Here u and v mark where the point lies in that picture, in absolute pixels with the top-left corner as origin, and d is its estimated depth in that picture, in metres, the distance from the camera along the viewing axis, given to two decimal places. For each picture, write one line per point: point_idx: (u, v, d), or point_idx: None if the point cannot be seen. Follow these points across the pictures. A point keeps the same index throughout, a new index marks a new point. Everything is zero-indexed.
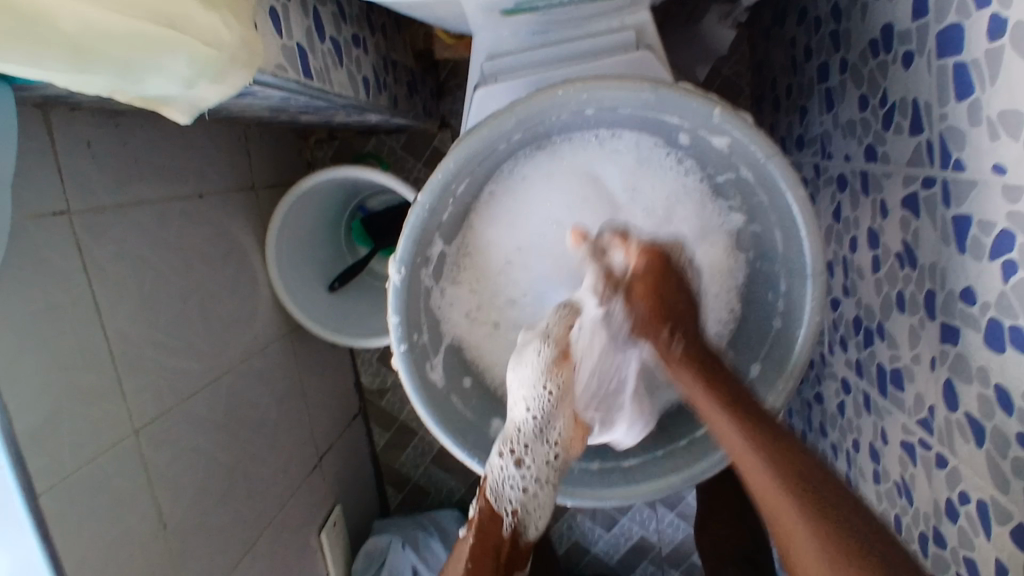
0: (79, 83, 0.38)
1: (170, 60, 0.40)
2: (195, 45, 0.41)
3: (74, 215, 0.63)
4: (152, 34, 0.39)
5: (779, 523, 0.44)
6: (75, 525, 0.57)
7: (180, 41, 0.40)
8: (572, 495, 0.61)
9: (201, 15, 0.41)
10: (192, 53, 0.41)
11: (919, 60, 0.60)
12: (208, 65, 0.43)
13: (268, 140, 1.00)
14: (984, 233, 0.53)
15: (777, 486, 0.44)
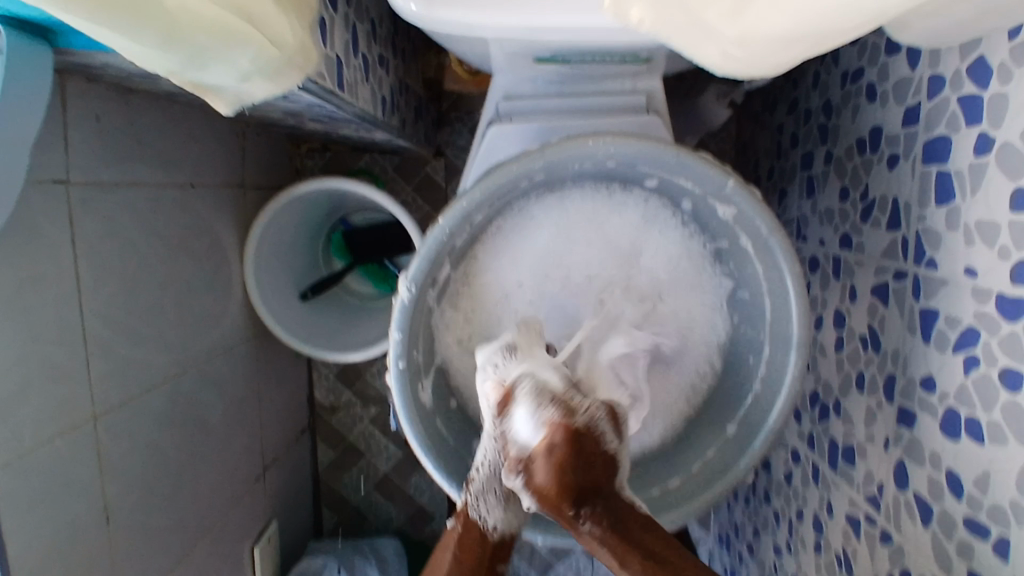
0: (145, 53, 0.39)
1: (238, 52, 0.41)
2: (265, 44, 0.42)
3: (73, 186, 0.62)
4: (233, 26, 0.40)
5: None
6: (21, 505, 0.55)
7: (254, 37, 0.41)
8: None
9: (277, 17, 0.43)
10: (259, 51, 0.42)
11: (904, 164, 0.66)
12: (269, 61, 0.43)
13: (263, 141, 0.99)
14: (950, 328, 0.59)
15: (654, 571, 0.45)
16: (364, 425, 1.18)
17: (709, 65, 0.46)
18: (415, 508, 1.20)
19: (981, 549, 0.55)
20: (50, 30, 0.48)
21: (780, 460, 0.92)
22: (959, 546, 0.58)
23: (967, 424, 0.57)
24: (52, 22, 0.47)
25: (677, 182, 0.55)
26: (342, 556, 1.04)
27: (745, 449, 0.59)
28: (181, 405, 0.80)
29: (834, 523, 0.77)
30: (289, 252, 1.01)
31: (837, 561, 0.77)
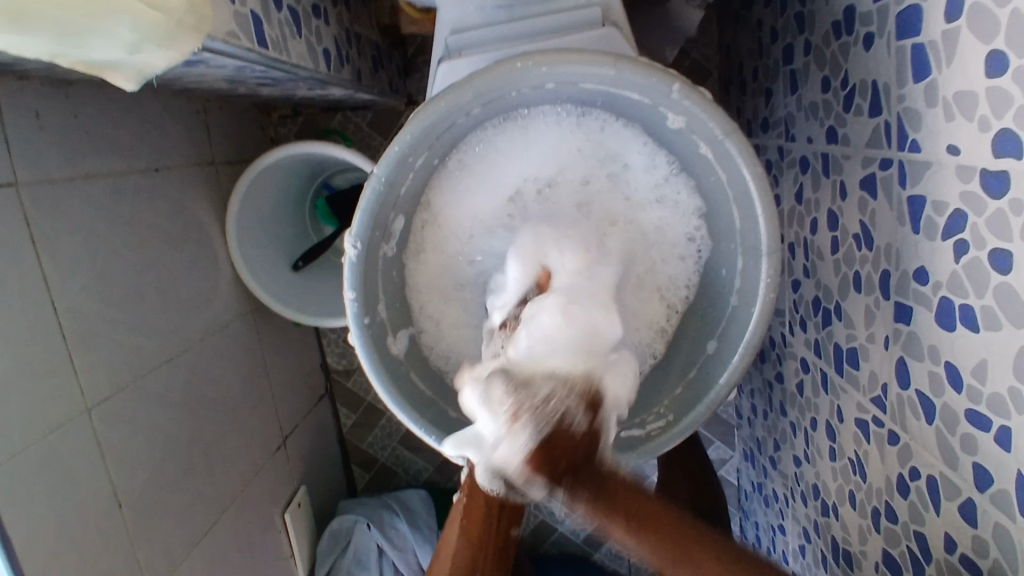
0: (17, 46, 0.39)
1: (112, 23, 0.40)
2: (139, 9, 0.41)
3: (24, 187, 0.61)
4: None
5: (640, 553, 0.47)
6: (22, 496, 0.57)
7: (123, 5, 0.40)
8: None
9: None
10: (137, 18, 0.41)
11: (879, 43, 0.61)
12: (152, 27, 0.42)
13: (229, 114, 0.97)
14: (938, 214, 0.55)
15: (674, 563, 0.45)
16: None
17: None
18: (441, 458, 1.22)
19: (984, 441, 0.52)
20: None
21: (791, 370, 0.90)
22: (963, 441, 0.55)
23: (961, 313, 0.53)
24: None
25: (623, 95, 0.53)
26: (370, 511, 1.06)
27: (725, 366, 0.58)
28: (183, 391, 0.81)
29: (845, 429, 0.75)
30: (273, 224, 1.00)
31: (852, 467, 0.75)
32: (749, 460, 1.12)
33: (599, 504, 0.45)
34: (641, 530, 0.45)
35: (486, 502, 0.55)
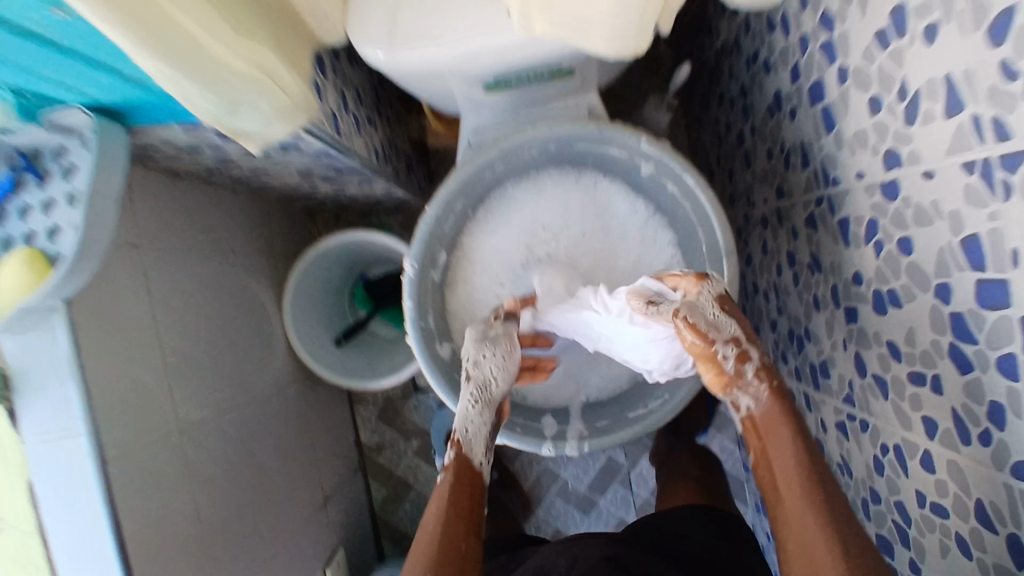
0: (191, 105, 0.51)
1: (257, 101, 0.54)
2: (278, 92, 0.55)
3: (147, 250, 0.78)
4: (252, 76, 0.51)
5: (786, 516, 0.55)
6: (126, 492, 0.68)
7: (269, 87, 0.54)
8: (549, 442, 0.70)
9: (282, 70, 0.55)
10: (274, 99, 0.55)
11: (799, 112, 0.79)
12: (283, 104, 0.56)
13: (286, 215, 1.16)
14: (859, 225, 0.70)
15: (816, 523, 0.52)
16: (410, 458, 1.29)
17: (600, 52, 0.59)
18: None
19: (926, 396, 0.64)
20: (129, 115, 0.62)
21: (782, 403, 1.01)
22: (911, 403, 0.67)
23: (889, 298, 0.67)
24: (129, 110, 0.60)
25: (607, 151, 0.71)
26: None
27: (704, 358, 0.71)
28: (247, 439, 0.93)
29: (830, 436, 0.86)
30: (321, 306, 1.15)
31: (841, 469, 0.85)
32: (759, 508, 1.19)
33: (794, 455, 0.56)
34: (795, 487, 0.55)
35: (468, 480, 0.60)
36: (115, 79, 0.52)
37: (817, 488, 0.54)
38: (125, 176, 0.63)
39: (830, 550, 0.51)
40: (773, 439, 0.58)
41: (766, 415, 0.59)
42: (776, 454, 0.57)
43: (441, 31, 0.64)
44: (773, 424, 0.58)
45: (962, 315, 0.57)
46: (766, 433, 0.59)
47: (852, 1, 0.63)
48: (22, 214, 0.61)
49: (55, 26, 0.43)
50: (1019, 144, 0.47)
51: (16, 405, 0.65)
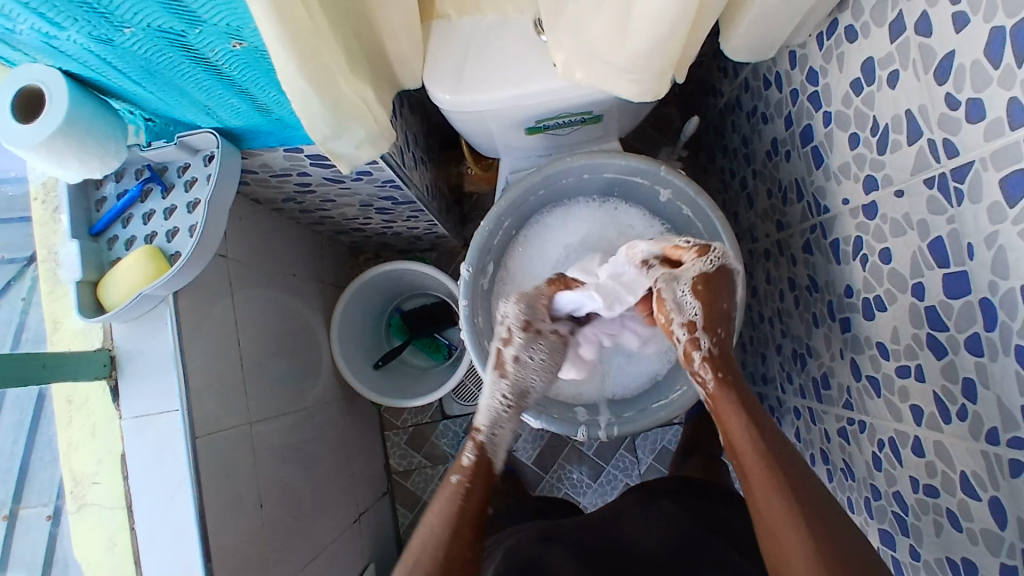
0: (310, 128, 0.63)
1: (357, 127, 0.67)
2: (370, 121, 0.69)
3: (231, 262, 0.90)
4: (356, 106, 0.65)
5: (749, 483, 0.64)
6: (208, 466, 0.77)
7: (366, 116, 0.67)
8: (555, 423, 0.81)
9: (373, 103, 0.69)
10: (367, 127, 0.69)
11: (793, 154, 0.93)
12: (373, 131, 0.69)
13: (334, 250, 1.28)
14: (847, 244, 0.82)
15: (773, 487, 0.62)
16: (436, 483, 1.36)
17: (631, 97, 0.72)
18: None
19: (911, 386, 0.74)
20: (244, 137, 0.75)
21: (789, 423, 1.10)
22: (900, 395, 0.76)
23: (876, 303, 0.78)
24: (246, 133, 0.74)
25: (632, 179, 0.85)
26: None
27: None
28: (297, 443, 1.01)
29: (834, 444, 0.95)
30: (362, 332, 1.26)
31: (846, 474, 0.93)
32: None
33: (747, 431, 0.66)
34: (750, 458, 0.64)
35: (476, 504, 0.68)
36: (249, 102, 0.67)
37: (771, 460, 0.63)
38: (234, 188, 0.76)
39: (787, 511, 0.60)
40: (727, 424, 0.68)
41: (718, 395, 0.69)
42: (731, 430, 0.67)
43: (497, 80, 0.78)
44: (725, 406, 0.68)
45: (934, 307, 0.68)
46: (722, 417, 0.68)
47: (833, 59, 0.78)
48: (145, 218, 0.74)
49: (229, 57, 0.58)
50: (966, 158, 0.60)
51: (120, 384, 0.74)
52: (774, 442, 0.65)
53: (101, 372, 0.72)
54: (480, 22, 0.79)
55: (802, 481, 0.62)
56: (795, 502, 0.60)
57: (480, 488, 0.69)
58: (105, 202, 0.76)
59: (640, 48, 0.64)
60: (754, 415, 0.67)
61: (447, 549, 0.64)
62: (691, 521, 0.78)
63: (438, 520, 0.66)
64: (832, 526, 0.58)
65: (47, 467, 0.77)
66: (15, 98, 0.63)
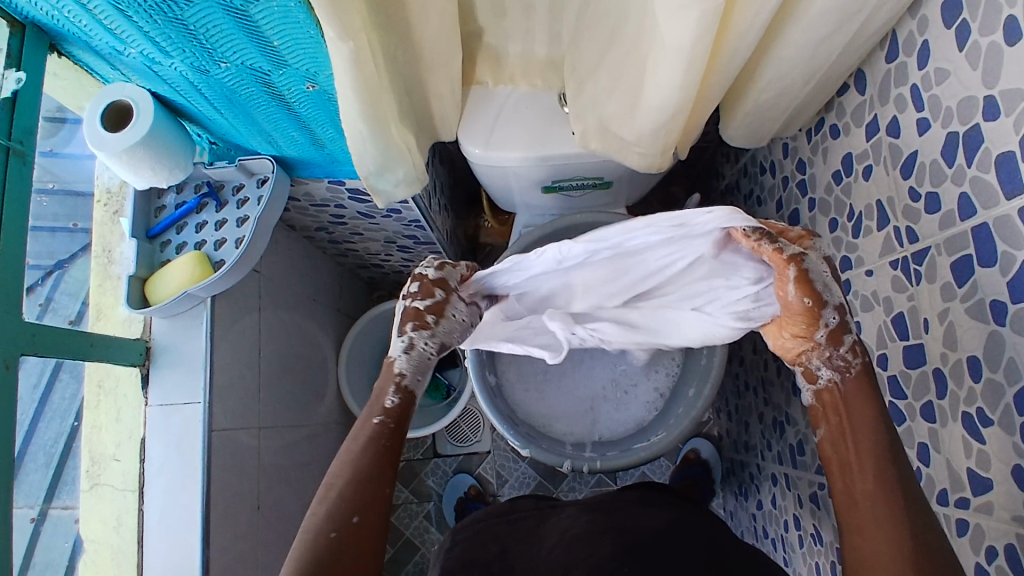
0: (359, 163, 0.74)
1: (399, 170, 0.78)
2: (411, 166, 0.79)
3: (263, 279, 0.98)
4: (401, 151, 0.76)
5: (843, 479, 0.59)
6: (221, 460, 0.82)
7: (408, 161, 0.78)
8: (534, 447, 0.88)
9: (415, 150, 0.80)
10: (408, 170, 0.79)
11: None
12: (412, 175, 0.80)
13: (352, 284, 1.36)
14: None
15: (868, 489, 0.57)
16: (419, 521, 1.39)
17: (638, 166, 0.82)
18: None
19: None
20: (295, 166, 0.85)
21: (766, 490, 1.14)
22: None
23: None
24: (299, 164, 0.85)
25: None
26: None
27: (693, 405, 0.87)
28: (297, 456, 1.06)
29: (805, 510, 0.99)
30: (369, 364, 1.32)
31: (814, 539, 0.97)
32: None
33: (854, 431, 0.60)
34: (853, 455, 0.59)
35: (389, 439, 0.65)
36: (308, 136, 0.77)
37: (874, 458, 0.58)
38: (280, 210, 0.86)
39: (879, 517, 0.55)
40: (832, 414, 0.61)
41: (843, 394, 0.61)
42: (847, 424, 0.60)
43: (522, 140, 0.88)
44: (842, 399, 0.61)
45: (895, 376, 0.75)
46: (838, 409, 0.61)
47: (819, 153, 0.89)
48: (198, 228, 0.83)
49: (301, 96, 0.68)
50: (925, 243, 0.68)
51: (150, 373, 0.81)
52: (885, 436, 0.58)
53: (136, 360, 0.79)
54: (515, 91, 0.90)
55: (914, 488, 0.57)
56: (889, 508, 0.55)
57: (395, 423, 0.65)
58: (164, 210, 0.85)
59: (648, 127, 0.75)
60: (877, 410, 0.59)
61: (351, 492, 0.61)
62: (694, 526, 0.70)
63: (341, 465, 0.63)
64: (943, 547, 0.53)
65: (40, 471, 0.73)
66: (103, 111, 0.72)
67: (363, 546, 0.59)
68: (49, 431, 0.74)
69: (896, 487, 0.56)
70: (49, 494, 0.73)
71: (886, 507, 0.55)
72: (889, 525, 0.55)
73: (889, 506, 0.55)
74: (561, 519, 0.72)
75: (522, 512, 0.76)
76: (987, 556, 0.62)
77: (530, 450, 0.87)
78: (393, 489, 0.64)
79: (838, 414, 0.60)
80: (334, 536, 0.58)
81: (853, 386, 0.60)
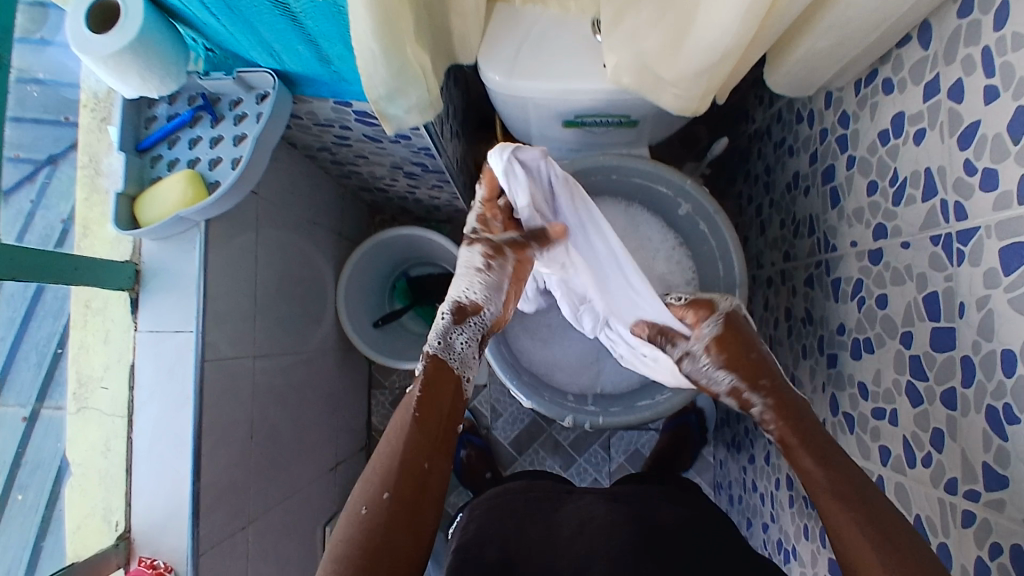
0: (371, 87, 0.68)
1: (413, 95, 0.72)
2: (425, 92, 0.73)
3: (261, 202, 0.92)
4: (417, 76, 0.69)
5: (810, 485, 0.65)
6: (213, 390, 0.80)
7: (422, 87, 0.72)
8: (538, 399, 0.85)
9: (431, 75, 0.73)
10: (421, 97, 0.73)
11: (812, 191, 0.97)
12: (425, 101, 0.74)
13: (355, 206, 1.31)
14: (848, 285, 0.86)
15: (825, 483, 0.63)
16: None
17: (672, 109, 0.76)
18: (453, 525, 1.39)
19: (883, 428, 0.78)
20: (298, 83, 0.78)
21: (760, 445, 1.14)
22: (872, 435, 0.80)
23: (865, 345, 0.82)
24: (302, 81, 0.78)
25: (657, 188, 0.89)
26: None
27: None
28: (292, 382, 1.05)
29: None
30: (369, 291, 1.29)
31: (805, 501, 0.97)
32: None
33: (796, 436, 0.68)
34: (807, 461, 0.66)
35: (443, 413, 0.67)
36: (313, 51, 0.70)
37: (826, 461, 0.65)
38: (281, 130, 0.80)
39: (837, 507, 0.62)
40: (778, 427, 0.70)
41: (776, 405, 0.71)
42: (782, 431, 0.69)
43: (547, 70, 0.81)
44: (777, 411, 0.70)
45: (918, 357, 0.71)
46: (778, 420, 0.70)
47: (866, 107, 0.82)
48: (191, 144, 0.78)
49: (307, 7, 0.61)
50: (973, 223, 0.63)
51: (141, 297, 0.78)
52: (824, 441, 0.67)
53: (126, 284, 0.76)
54: (543, 12, 0.81)
55: (864, 482, 0.63)
56: (840, 498, 0.62)
57: (440, 401, 0.66)
58: (155, 121, 0.78)
59: (692, 67, 0.68)
60: (805, 417, 0.69)
61: (399, 458, 0.62)
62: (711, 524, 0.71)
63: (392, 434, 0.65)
64: (908, 536, 0.58)
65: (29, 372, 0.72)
66: (88, 10, 0.66)
67: (397, 520, 0.60)
68: (41, 331, 0.72)
69: (845, 477, 0.63)
70: (40, 395, 0.73)
71: (835, 497, 0.62)
72: (845, 519, 0.60)
73: (841, 498, 0.62)
74: (579, 505, 0.72)
75: (539, 492, 0.75)
76: (989, 552, 0.61)
77: (534, 403, 0.84)
78: (434, 467, 0.64)
79: (782, 426, 0.69)
80: (365, 512, 0.60)
81: (781, 401, 0.71)
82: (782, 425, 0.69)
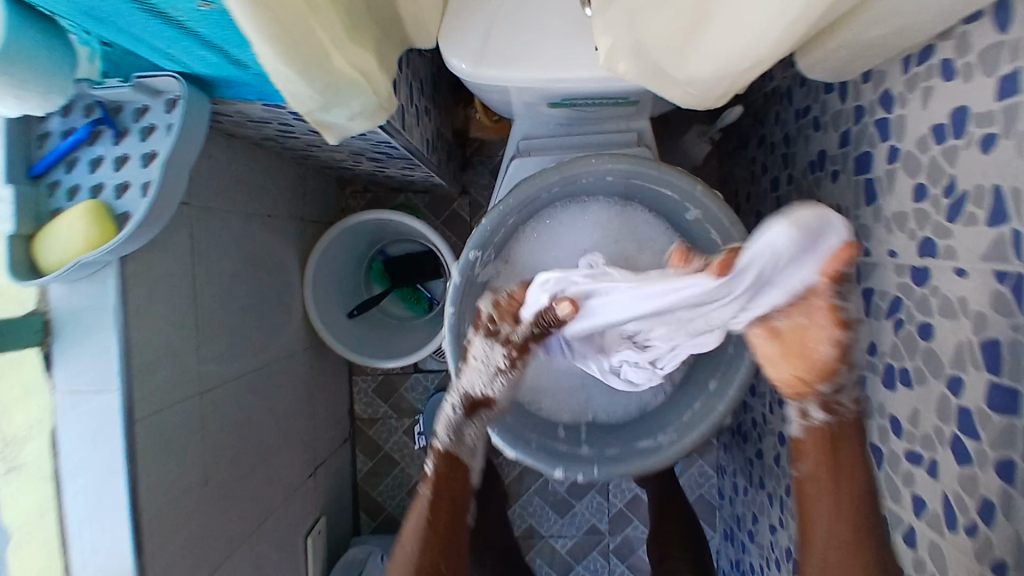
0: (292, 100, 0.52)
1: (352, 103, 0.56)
2: (371, 98, 0.58)
3: (195, 213, 0.78)
4: (354, 82, 0.54)
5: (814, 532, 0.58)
6: (151, 447, 0.70)
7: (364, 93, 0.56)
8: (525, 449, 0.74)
9: (377, 75, 0.58)
10: (366, 104, 0.57)
11: (843, 177, 0.82)
12: (370, 107, 0.58)
13: (320, 183, 1.16)
14: (882, 300, 0.74)
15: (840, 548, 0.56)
16: (399, 436, 1.33)
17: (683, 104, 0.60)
18: None
19: (919, 475, 0.68)
20: (215, 84, 0.63)
21: (769, 444, 1.05)
22: (904, 478, 0.71)
23: (901, 375, 0.71)
24: (221, 82, 0.62)
25: (662, 192, 0.76)
26: (383, 548, 1.18)
27: (717, 401, 0.74)
28: (256, 399, 0.95)
29: None
30: (340, 279, 1.17)
31: None
32: (727, 539, 1.26)
33: (827, 479, 0.58)
34: (828, 508, 0.57)
35: (448, 506, 0.64)
36: (222, 55, 0.55)
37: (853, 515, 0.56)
38: (202, 141, 0.65)
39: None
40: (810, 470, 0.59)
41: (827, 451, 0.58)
42: (816, 474, 0.59)
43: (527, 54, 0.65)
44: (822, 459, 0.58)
45: (969, 410, 0.60)
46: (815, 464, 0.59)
47: (919, 90, 0.66)
48: (93, 165, 0.63)
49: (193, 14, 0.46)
50: None
51: (54, 350, 0.65)
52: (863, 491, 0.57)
53: (32, 340, 0.63)
54: None
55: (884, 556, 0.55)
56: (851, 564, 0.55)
57: (449, 493, 0.64)
58: (49, 138, 0.64)
59: (710, 64, 0.53)
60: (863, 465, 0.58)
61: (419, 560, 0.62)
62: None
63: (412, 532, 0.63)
64: None
65: None
66: None
67: None
68: None
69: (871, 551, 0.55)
70: None
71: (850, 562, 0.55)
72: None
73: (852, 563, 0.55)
74: None
75: None
76: None
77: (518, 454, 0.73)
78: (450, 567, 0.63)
79: (822, 470, 0.58)
80: None
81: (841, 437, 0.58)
82: (827, 472, 0.58)
